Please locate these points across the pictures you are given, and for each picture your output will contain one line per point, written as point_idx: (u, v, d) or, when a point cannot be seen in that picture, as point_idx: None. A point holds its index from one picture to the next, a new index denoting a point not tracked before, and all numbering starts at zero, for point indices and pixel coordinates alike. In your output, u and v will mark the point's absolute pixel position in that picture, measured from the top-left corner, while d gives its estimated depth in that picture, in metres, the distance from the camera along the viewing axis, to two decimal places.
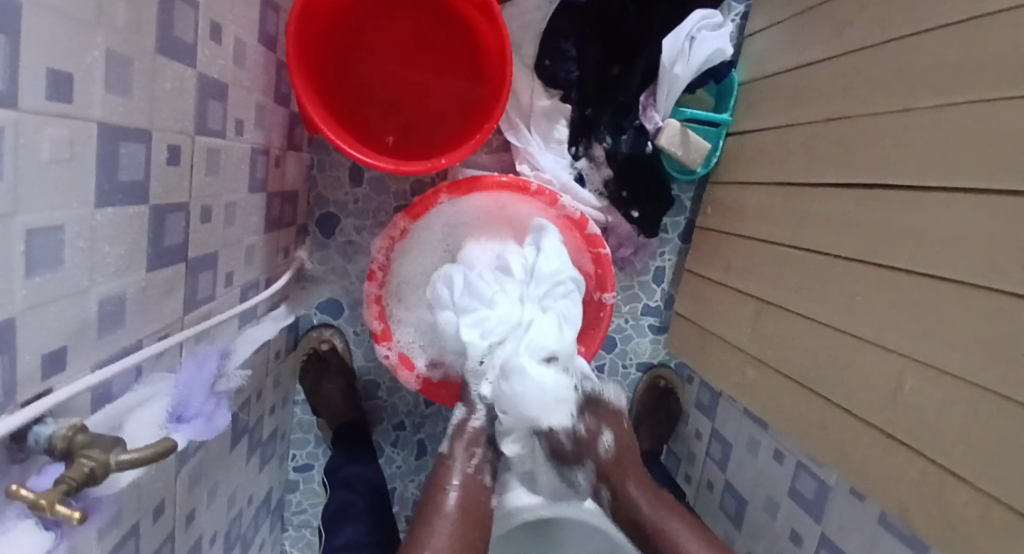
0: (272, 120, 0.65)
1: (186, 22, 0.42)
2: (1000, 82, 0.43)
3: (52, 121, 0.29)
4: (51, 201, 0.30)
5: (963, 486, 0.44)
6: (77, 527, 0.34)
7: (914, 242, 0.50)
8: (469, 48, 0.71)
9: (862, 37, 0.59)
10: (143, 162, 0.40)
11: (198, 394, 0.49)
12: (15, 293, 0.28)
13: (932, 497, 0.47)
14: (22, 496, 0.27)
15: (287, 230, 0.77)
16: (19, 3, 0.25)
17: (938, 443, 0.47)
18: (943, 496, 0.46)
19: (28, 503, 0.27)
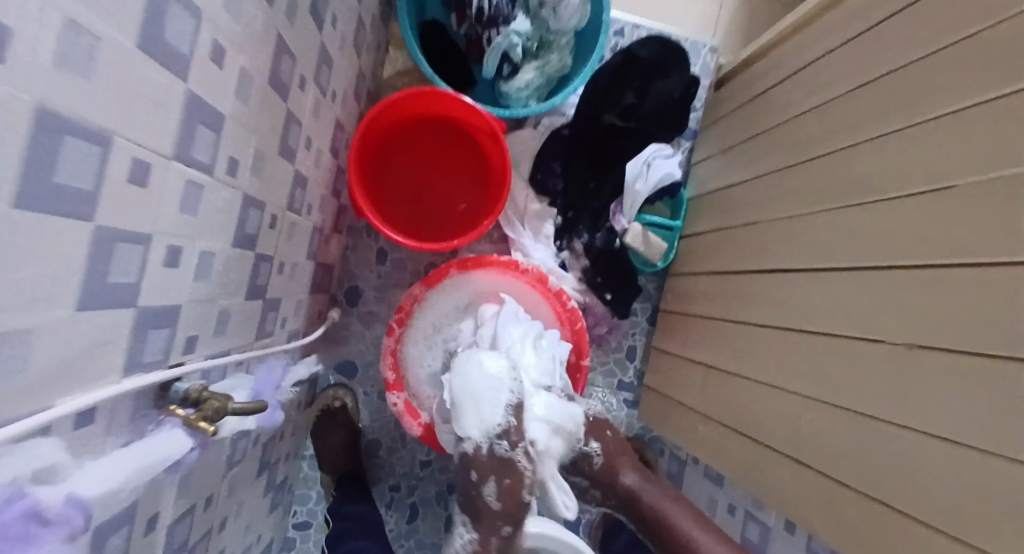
0: (328, 207, 0.86)
1: (293, 136, 0.64)
2: (838, 196, 0.64)
3: (222, 185, 0.49)
4: (212, 235, 0.48)
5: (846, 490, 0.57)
6: (191, 460, 0.47)
7: (802, 306, 0.68)
8: (480, 162, 0.93)
9: (763, 166, 0.82)
10: (257, 222, 0.58)
11: (268, 390, 0.63)
12: (184, 287, 0.46)
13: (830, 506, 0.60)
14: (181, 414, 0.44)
15: (323, 295, 0.94)
16: (220, 120, 0.46)
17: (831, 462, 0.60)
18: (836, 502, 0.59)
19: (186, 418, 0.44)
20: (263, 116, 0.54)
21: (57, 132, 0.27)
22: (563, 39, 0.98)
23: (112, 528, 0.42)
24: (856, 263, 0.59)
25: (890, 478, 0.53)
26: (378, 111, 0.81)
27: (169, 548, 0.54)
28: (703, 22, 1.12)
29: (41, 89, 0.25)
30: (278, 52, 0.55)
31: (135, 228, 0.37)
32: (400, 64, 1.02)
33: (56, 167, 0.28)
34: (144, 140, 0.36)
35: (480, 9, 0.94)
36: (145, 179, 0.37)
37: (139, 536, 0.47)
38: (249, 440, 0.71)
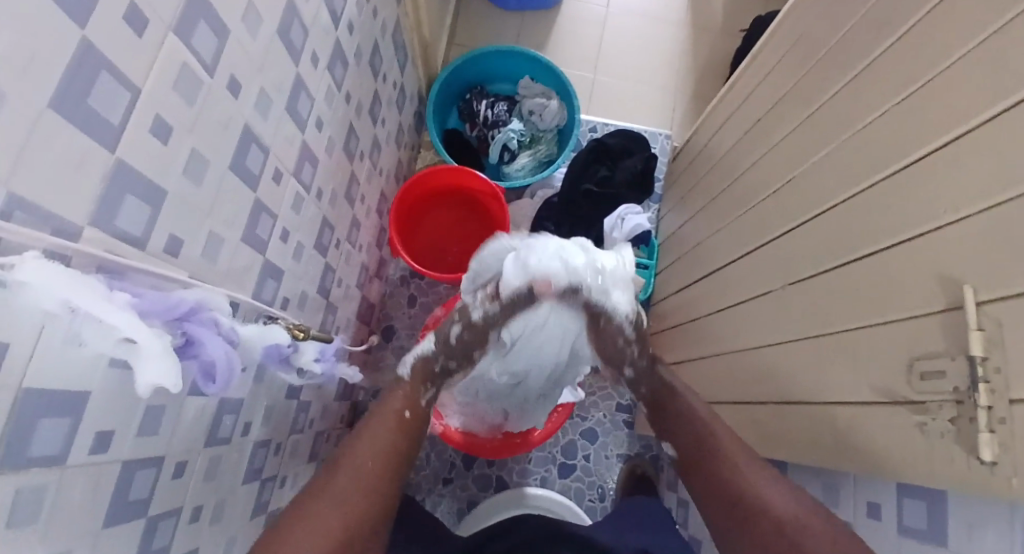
0: (373, 254, 1.13)
1: (353, 189, 0.94)
2: (739, 205, 0.88)
3: (312, 204, 0.77)
4: (302, 234, 0.75)
5: (764, 410, 0.73)
6: (281, 368, 0.68)
7: (726, 287, 0.88)
8: (489, 221, 1.21)
9: (699, 202, 1.07)
10: (328, 238, 0.86)
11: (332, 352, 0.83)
12: (286, 261, 0.72)
13: (757, 430, 0.75)
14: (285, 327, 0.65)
15: (365, 326, 1.17)
16: (314, 161, 0.75)
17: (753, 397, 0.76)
18: (760, 425, 0.74)
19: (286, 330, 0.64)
20: (338, 168, 0.85)
21: (245, 136, 0.57)
22: (549, 134, 1.32)
23: (230, 404, 0.62)
24: (752, 243, 0.81)
25: (775, 387, 0.70)
26: (412, 183, 1.12)
27: (251, 467, 0.72)
28: (657, 120, 1.47)
29: (241, 115, 0.56)
30: (349, 131, 0.87)
31: (270, 206, 0.65)
32: (429, 160, 1.37)
33: (247, 158, 0.58)
34: (280, 158, 0.65)
35: (486, 117, 1.32)
36: (278, 181, 0.66)
37: (239, 434, 0.67)
38: (306, 417, 0.90)
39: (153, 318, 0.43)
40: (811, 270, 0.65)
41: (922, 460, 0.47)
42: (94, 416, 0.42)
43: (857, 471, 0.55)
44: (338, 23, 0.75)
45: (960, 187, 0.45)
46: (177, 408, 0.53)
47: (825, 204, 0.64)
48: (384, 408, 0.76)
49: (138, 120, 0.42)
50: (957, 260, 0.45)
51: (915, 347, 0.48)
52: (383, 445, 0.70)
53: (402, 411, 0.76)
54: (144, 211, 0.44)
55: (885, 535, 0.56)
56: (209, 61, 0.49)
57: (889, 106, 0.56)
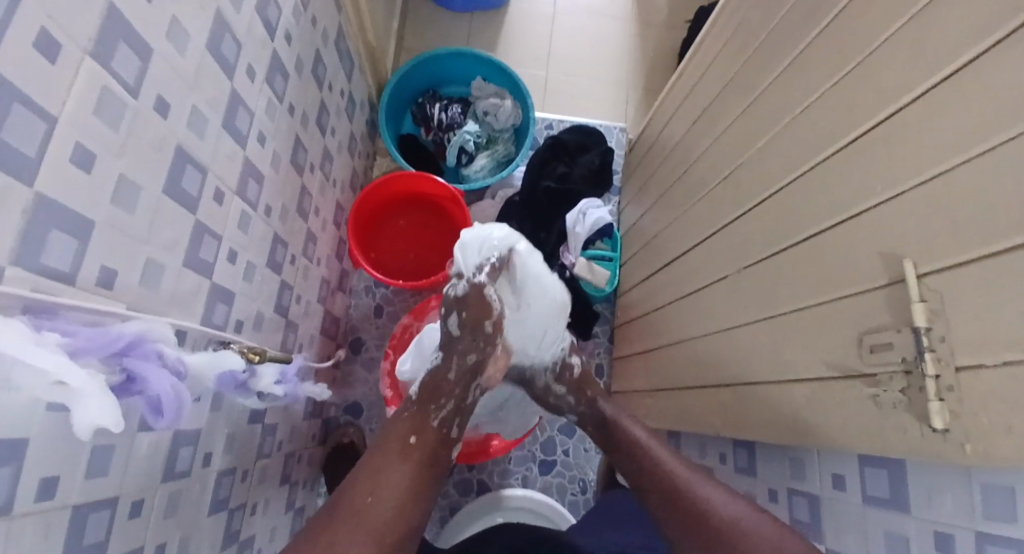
0: (333, 266, 1.11)
1: (306, 202, 0.92)
2: (691, 192, 0.89)
3: (260, 221, 0.74)
4: (253, 252, 0.73)
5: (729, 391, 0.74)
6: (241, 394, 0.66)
7: (683, 274, 0.90)
8: (451, 226, 1.20)
9: (654, 193, 1.09)
10: (282, 255, 0.83)
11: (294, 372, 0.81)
12: (237, 282, 0.69)
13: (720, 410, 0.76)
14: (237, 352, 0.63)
15: (331, 341, 1.15)
16: (260, 177, 0.73)
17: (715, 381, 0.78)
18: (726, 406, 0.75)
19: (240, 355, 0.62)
20: (287, 182, 0.82)
21: (179, 156, 0.54)
22: (505, 134, 1.32)
23: (187, 436, 0.60)
24: (704, 229, 0.83)
25: (736, 370, 0.72)
26: (368, 192, 1.10)
27: (216, 498, 0.69)
28: (610, 113, 1.48)
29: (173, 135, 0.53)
30: (296, 144, 0.84)
31: (213, 227, 0.62)
32: (385, 167, 1.34)
33: (184, 179, 0.55)
34: (221, 177, 0.63)
35: (439, 120, 1.31)
36: (221, 201, 0.63)
37: (200, 466, 0.64)
38: (273, 441, 0.87)
39: (90, 356, 0.40)
40: (761, 254, 0.67)
41: (877, 430, 0.48)
42: (35, 464, 0.40)
43: (818, 445, 0.57)
44: (274, 34, 0.72)
45: (891, 164, 0.47)
46: (128, 447, 0.50)
47: (770, 188, 0.66)
48: (386, 438, 0.69)
49: (59, 150, 0.39)
50: (894, 235, 0.47)
51: (862, 322, 0.50)
52: (390, 480, 0.63)
53: (408, 436, 0.69)
54: (71, 244, 0.42)
55: (850, 503, 0.58)
56: (134, 82, 0.46)
57: (820, 93, 0.58)
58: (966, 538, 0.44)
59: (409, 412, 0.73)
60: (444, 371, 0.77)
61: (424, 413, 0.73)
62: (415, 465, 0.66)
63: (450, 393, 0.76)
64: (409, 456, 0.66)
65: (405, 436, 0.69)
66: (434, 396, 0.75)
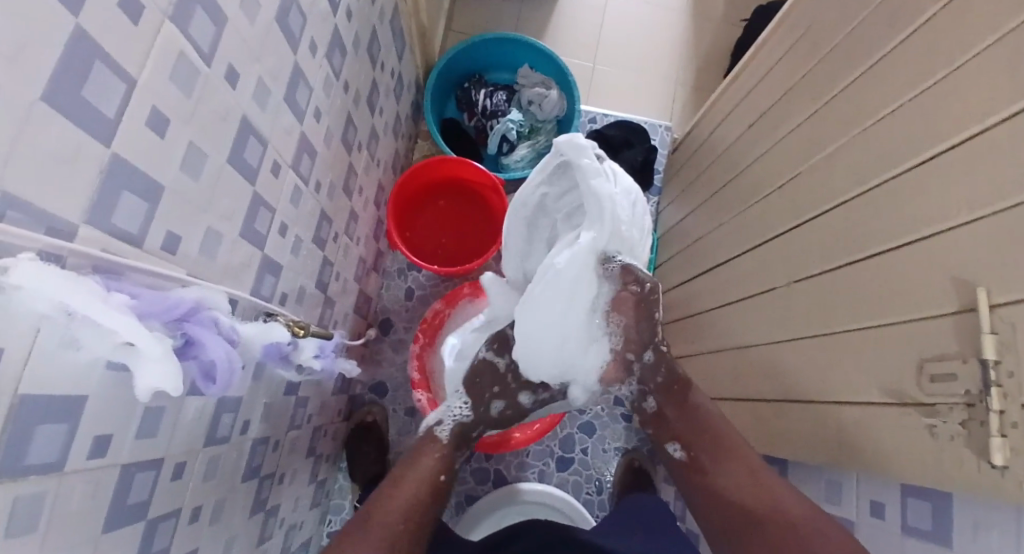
0: (370, 246, 1.12)
1: (352, 181, 0.92)
2: (743, 198, 0.87)
3: (310, 196, 0.75)
4: (301, 227, 0.74)
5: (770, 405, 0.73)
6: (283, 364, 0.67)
7: (728, 282, 0.88)
8: (490, 214, 1.20)
9: (700, 195, 1.07)
10: (326, 232, 0.84)
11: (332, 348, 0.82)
12: (285, 256, 0.70)
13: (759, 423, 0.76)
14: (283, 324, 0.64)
15: (363, 320, 1.16)
16: (313, 153, 0.74)
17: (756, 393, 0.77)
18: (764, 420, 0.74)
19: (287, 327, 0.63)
20: (336, 160, 0.83)
21: (243, 127, 0.55)
22: (548, 125, 1.31)
23: (229, 403, 0.61)
24: (756, 237, 0.81)
25: (781, 384, 0.71)
26: (410, 175, 1.11)
27: (250, 464, 0.71)
28: (657, 112, 1.45)
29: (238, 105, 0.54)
30: (348, 122, 0.85)
31: (268, 199, 0.63)
32: (426, 150, 1.34)
33: (245, 150, 0.56)
34: (278, 150, 0.63)
35: (484, 107, 1.30)
36: (277, 173, 0.64)
37: (238, 433, 0.66)
38: (304, 413, 0.89)
39: (152, 319, 0.41)
40: (816, 268, 0.65)
41: (930, 461, 0.47)
42: (91, 420, 0.41)
43: (864, 470, 0.55)
44: (337, 10, 0.73)
45: (970, 187, 0.45)
46: (176, 409, 0.52)
47: (831, 202, 0.64)
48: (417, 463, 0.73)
49: (135, 114, 0.40)
50: (969, 261, 0.45)
51: (925, 348, 0.48)
52: (407, 499, 0.68)
53: (438, 473, 0.73)
54: (141, 207, 0.43)
55: (887, 532, 0.56)
56: (208, 50, 0.47)
57: (899, 104, 0.55)
58: None
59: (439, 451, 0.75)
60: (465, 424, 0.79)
61: (450, 454, 0.76)
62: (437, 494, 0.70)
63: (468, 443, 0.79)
64: (435, 490, 0.71)
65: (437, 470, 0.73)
66: (459, 445, 0.78)
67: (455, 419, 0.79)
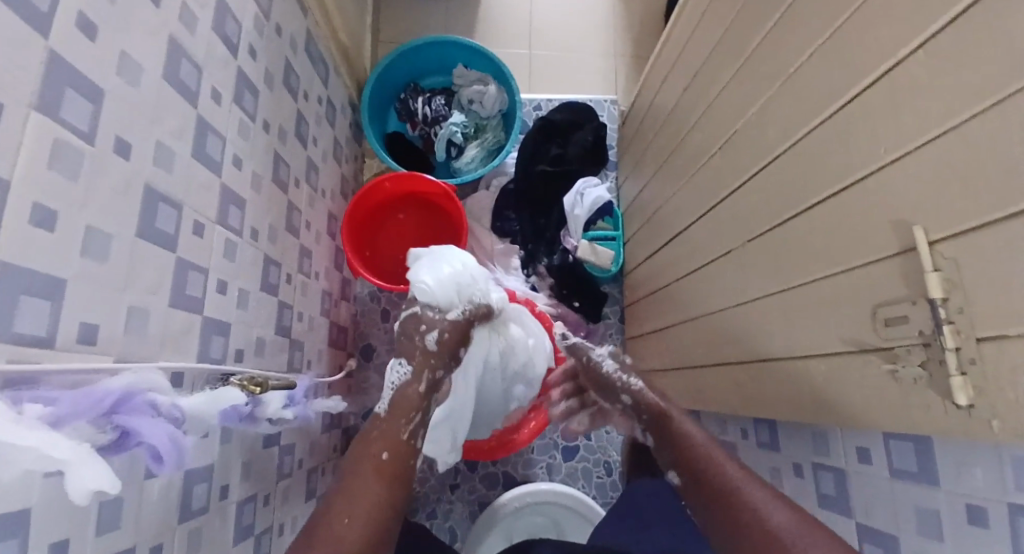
0: (334, 277, 1.10)
1: (296, 218, 0.90)
2: (691, 164, 0.85)
3: (249, 246, 0.73)
4: (247, 279, 0.72)
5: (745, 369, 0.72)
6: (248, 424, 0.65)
7: (690, 251, 0.87)
8: (447, 222, 1.18)
9: (654, 165, 1.05)
10: (277, 275, 0.82)
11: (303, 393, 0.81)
12: (232, 312, 0.68)
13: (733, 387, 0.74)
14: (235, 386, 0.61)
15: (341, 351, 1.14)
16: (243, 201, 0.71)
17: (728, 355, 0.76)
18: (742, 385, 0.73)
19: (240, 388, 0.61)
20: (272, 201, 0.80)
21: (150, 194, 0.52)
22: (493, 121, 1.28)
23: (199, 473, 0.60)
24: (708, 203, 0.79)
25: (749, 348, 0.70)
26: (359, 198, 1.08)
27: (239, 525, 0.70)
28: (600, 86, 1.43)
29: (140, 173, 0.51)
30: (278, 160, 0.82)
31: (198, 260, 0.61)
32: (375, 168, 1.32)
33: (158, 218, 0.54)
34: (199, 208, 0.61)
35: (425, 114, 1.28)
36: (202, 232, 0.61)
37: (218, 498, 0.64)
38: (293, 459, 0.88)
39: (77, 422, 0.39)
40: (764, 227, 0.64)
41: (902, 405, 0.46)
42: (40, 533, 0.39)
43: (843, 422, 0.54)
44: (237, 51, 0.70)
45: (896, 124, 0.43)
46: (138, 495, 0.50)
47: (768, 157, 0.62)
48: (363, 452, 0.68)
49: (17, 215, 0.37)
50: (907, 200, 0.43)
51: (876, 295, 0.47)
52: (369, 497, 0.63)
53: (381, 453, 0.68)
54: (44, 306, 0.40)
55: (878, 478, 0.55)
56: (88, 128, 0.44)
57: (816, 47, 0.53)
58: (1000, 513, 0.42)
59: (382, 424, 0.72)
60: (413, 385, 0.76)
61: (396, 426, 0.72)
62: (390, 484, 0.65)
63: (419, 407, 0.75)
64: (382, 472, 0.66)
65: (377, 453, 0.68)
66: (411, 408, 0.74)
67: (397, 380, 0.77)
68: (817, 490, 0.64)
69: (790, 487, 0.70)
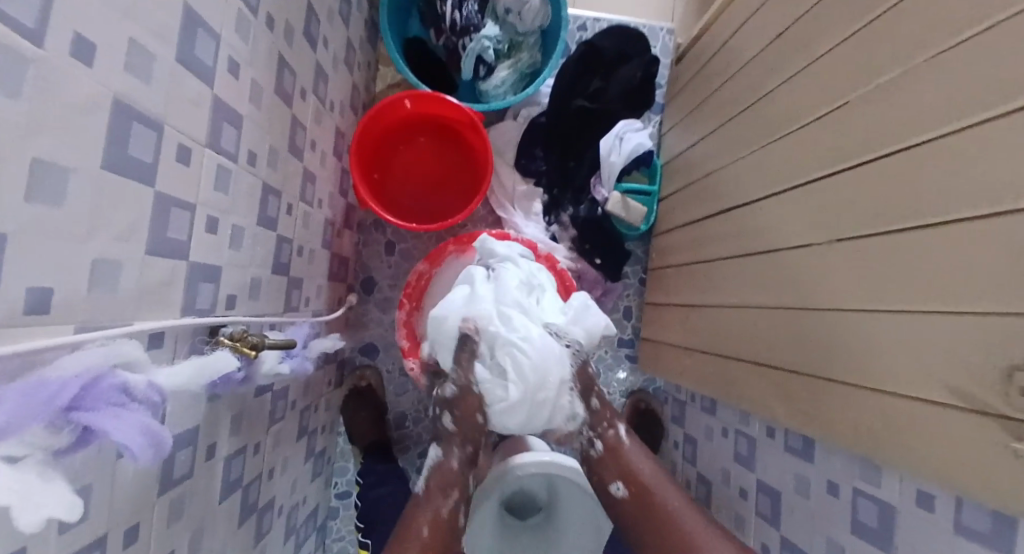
0: (337, 204, 0.98)
1: (301, 138, 0.77)
2: (768, 131, 0.73)
3: (245, 173, 0.61)
4: (242, 213, 0.62)
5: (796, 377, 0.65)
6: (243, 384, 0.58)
7: (746, 232, 0.77)
8: (468, 155, 1.05)
9: (715, 121, 0.91)
10: (276, 207, 0.71)
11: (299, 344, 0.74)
12: (223, 253, 0.58)
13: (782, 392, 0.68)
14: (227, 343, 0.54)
15: (341, 284, 1.06)
16: (240, 119, 0.59)
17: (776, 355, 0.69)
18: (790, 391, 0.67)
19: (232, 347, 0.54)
20: (272, 118, 0.67)
21: (126, 115, 0.40)
22: (530, 38, 1.09)
23: (183, 438, 0.53)
24: (786, 183, 0.68)
25: (810, 358, 0.63)
26: (371, 118, 0.94)
27: (226, 480, 0.65)
28: (657, 10, 1.23)
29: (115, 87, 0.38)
30: (282, 67, 0.68)
31: (182, 195, 0.49)
32: (390, 78, 1.15)
33: (131, 142, 0.41)
34: (185, 130, 0.48)
35: (453, 22, 1.07)
36: (188, 160, 0.49)
37: (203, 459, 0.58)
38: (287, 402, 0.82)
39: (21, 432, 0.30)
40: (871, 231, 0.54)
41: (1012, 487, 0.40)
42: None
43: (922, 474, 0.49)
44: None
45: None
46: (110, 476, 0.42)
47: (901, 143, 0.51)
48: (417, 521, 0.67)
49: None
50: None
51: (1016, 354, 0.39)
52: None
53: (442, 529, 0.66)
54: None
55: (933, 529, 0.51)
56: (37, 24, 0.30)
57: (997, 21, 0.41)
58: None
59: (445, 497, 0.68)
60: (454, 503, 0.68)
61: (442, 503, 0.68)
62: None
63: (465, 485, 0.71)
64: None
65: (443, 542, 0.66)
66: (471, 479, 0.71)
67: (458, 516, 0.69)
68: (852, 516, 0.61)
69: (818, 502, 0.66)
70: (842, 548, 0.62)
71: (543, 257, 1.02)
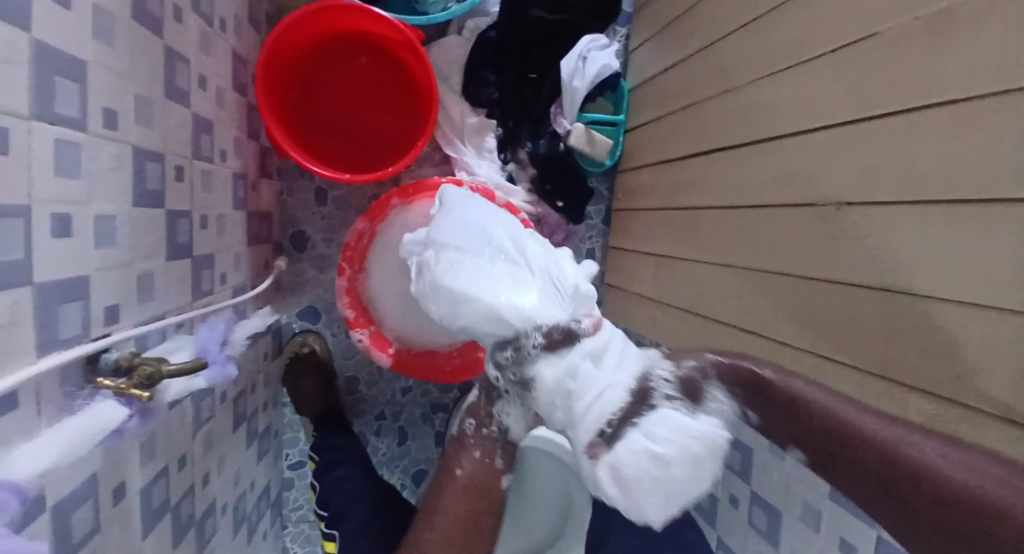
0: (247, 151, 0.80)
1: (183, 75, 0.58)
2: (766, 62, 0.63)
3: (105, 143, 0.45)
4: (111, 196, 0.46)
5: (785, 347, 0.61)
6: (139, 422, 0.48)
7: (736, 181, 0.69)
8: (408, 82, 0.87)
9: (698, 42, 0.78)
10: (160, 176, 0.54)
11: (215, 345, 0.62)
12: (90, 255, 0.44)
13: (768, 361, 0.64)
14: (107, 386, 0.43)
15: (265, 245, 0.91)
16: (85, 65, 0.41)
17: (764, 324, 0.65)
18: (776, 360, 0.63)
19: (115, 389, 0.43)
20: (136, 54, 0.49)
21: None
22: None
23: (76, 498, 0.42)
24: (789, 130, 0.59)
25: (805, 331, 0.58)
26: (277, 36, 0.74)
27: (149, 510, 0.55)
28: None
29: None
30: None
31: (6, 198, 0.34)
32: None
33: None
34: None
35: None
36: (6, 144, 0.33)
37: (111, 505, 0.48)
38: (215, 398, 0.71)
39: None
40: (898, 200, 0.47)
41: None
42: None
43: None
44: None
45: None
46: None
47: (949, 96, 0.41)
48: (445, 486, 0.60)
49: None
50: None
51: None
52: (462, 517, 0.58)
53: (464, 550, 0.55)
54: None
55: None
56: None
57: None
58: None
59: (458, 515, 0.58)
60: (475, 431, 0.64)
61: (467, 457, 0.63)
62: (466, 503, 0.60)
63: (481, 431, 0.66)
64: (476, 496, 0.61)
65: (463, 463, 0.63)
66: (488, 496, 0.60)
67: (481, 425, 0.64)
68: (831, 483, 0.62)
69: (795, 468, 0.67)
70: (819, 512, 0.62)
71: (504, 205, 0.88)
